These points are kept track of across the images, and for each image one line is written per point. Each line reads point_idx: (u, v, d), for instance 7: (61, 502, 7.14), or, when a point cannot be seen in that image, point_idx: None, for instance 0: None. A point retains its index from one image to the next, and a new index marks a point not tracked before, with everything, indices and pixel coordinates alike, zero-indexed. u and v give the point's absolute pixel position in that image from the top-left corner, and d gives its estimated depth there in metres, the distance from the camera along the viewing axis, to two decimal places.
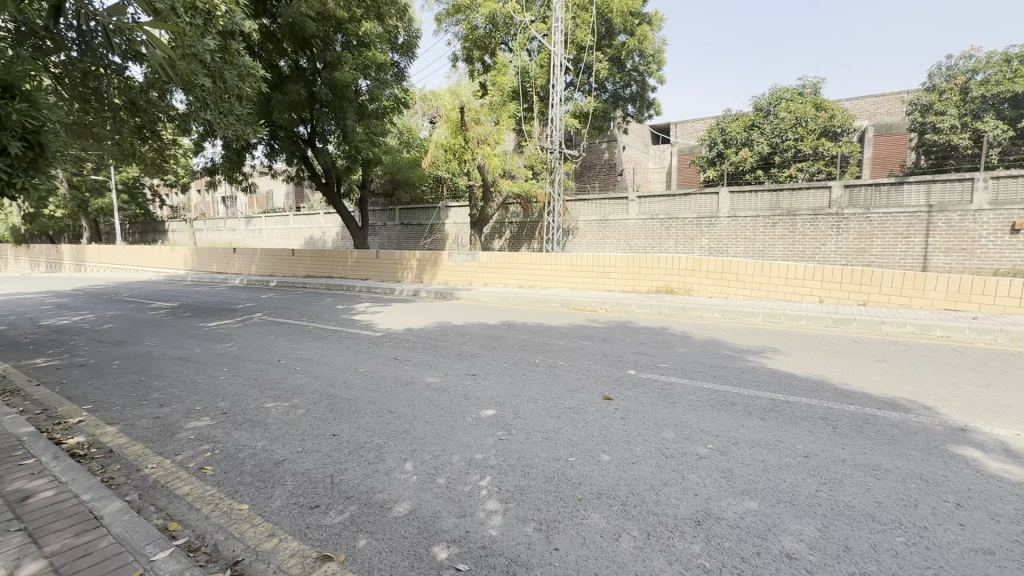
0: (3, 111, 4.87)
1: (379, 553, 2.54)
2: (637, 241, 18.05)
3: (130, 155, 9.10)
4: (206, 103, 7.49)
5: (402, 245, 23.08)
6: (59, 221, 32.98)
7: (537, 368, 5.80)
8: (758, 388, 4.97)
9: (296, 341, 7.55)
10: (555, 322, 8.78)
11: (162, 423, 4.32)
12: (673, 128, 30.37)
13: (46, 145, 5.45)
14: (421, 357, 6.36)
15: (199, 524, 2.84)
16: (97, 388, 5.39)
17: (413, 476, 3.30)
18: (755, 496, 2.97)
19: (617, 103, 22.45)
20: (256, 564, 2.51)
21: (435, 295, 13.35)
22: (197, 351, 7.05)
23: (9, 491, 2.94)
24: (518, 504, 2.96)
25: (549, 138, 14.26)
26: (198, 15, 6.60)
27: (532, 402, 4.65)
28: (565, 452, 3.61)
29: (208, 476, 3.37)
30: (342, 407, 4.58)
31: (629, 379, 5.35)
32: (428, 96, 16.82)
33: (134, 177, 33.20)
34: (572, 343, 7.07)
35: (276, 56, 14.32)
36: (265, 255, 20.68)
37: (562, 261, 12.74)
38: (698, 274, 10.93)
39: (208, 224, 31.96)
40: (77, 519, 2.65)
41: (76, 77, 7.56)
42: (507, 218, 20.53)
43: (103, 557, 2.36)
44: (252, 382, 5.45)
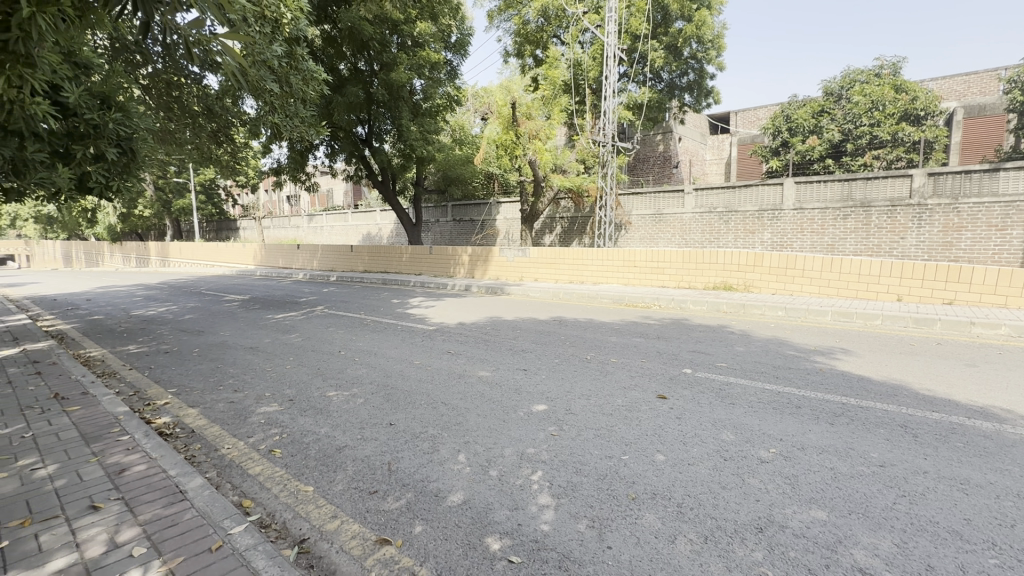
0: (103, 121, 5.44)
1: (434, 540, 2.62)
2: (693, 236, 17.42)
3: (207, 158, 9.83)
4: (273, 106, 7.98)
5: (454, 241, 23.56)
6: (147, 220, 36.11)
7: (589, 364, 5.74)
8: (827, 391, 4.67)
9: (355, 334, 7.88)
10: (607, 319, 8.65)
11: (236, 406, 4.65)
12: (733, 117, 28.98)
13: (137, 152, 5.99)
14: (473, 352, 6.45)
15: (270, 502, 3.04)
16: (180, 372, 5.88)
17: (466, 467, 3.37)
18: (823, 505, 2.81)
19: (673, 93, 21.78)
20: (321, 543, 2.64)
21: (486, 291, 13.52)
22: (265, 341, 7.53)
23: (109, 463, 3.27)
24: (571, 500, 2.95)
25: (601, 132, 13.99)
26: (267, 24, 6.97)
27: (584, 398, 4.61)
28: (618, 449, 3.56)
29: (277, 458, 3.59)
30: (399, 398, 4.74)
31: (684, 377, 5.20)
32: (480, 94, 17.01)
33: (210, 179, 35.76)
34: (624, 340, 6.94)
35: (336, 59, 15.00)
36: (326, 251, 21.72)
37: (616, 257, 12.54)
38: (760, 269, 10.42)
39: (275, 222, 33.92)
40: (164, 492, 2.91)
41: (161, 87, 8.22)
42: (557, 214, 20.41)
43: (187, 528, 2.57)
44: (315, 371, 5.75)
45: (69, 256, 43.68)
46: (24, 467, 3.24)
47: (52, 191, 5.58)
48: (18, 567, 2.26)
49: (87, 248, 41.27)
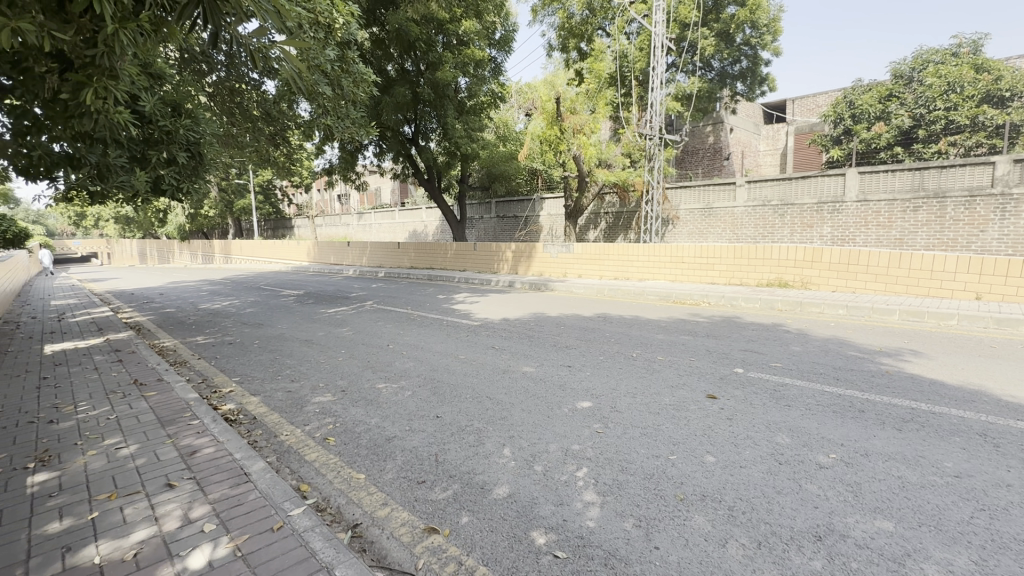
0: (174, 127, 5.87)
1: (481, 531, 2.66)
2: (745, 231, 16.75)
3: (266, 160, 10.39)
4: (326, 108, 8.33)
5: (498, 237, 23.73)
6: (212, 220, 38.50)
7: (634, 362, 5.64)
8: (893, 395, 4.38)
9: (402, 328, 8.10)
10: (653, 316, 8.46)
11: (293, 395, 4.90)
12: (790, 104, 27.50)
13: (204, 156, 6.41)
14: (518, 347, 6.48)
15: (325, 487, 3.18)
16: (243, 363, 6.25)
17: (512, 461, 3.40)
18: (889, 516, 2.64)
19: (724, 82, 21.01)
20: (372, 528, 2.74)
21: (530, 287, 13.55)
22: (319, 334, 7.88)
23: (182, 445, 3.52)
24: (617, 499, 2.91)
25: (648, 124, 13.66)
26: (320, 29, 7.24)
27: (630, 396, 4.55)
28: (665, 449, 3.49)
29: (331, 446, 3.75)
30: (445, 392, 4.84)
31: (735, 377, 5.02)
32: (524, 90, 17.02)
33: (268, 180, 37.63)
34: (671, 338, 6.76)
35: (384, 60, 15.39)
36: (375, 248, 22.42)
37: (662, 253, 12.25)
38: (819, 265, 9.86)
39: (327, 220, 35.29)
40: (231, 474, 3.11)
41: (224, 94, 8.72)
42: (602, 209, 20.12)
43: (251, 508, 2.73)
44: (366, 364, 5.97)
45: (144, 253, 47.23)
46: (110, 445, 3.55)
47: (130, 194, 6.05)
48: (107, 536, 2.49)
49: (160, 246, 44.52)
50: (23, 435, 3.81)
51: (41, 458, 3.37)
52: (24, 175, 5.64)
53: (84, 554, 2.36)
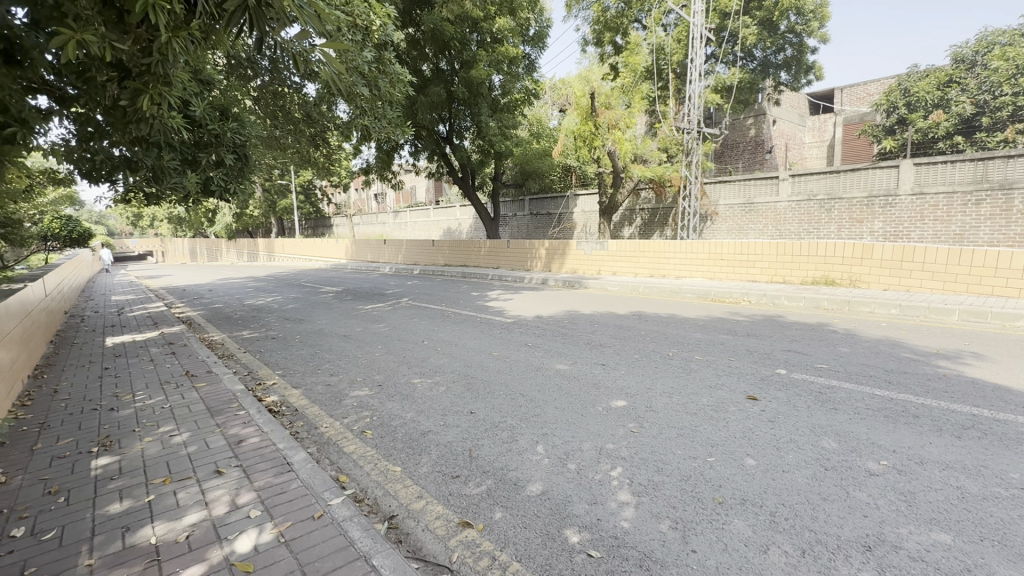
0: (223, 130, 6.16)
1: (514, 527, 2.67)
2: (789, 227, 16.12)
3: (308, 160, 10.73)
4: (364, 109, 8.53)
5: (532, 235, 23.69)
6: (256, 219, 40.06)
7: (671, 361, 5.53)
8: (952, 400, 4.12)
9: (436, 325, 8.20)
10: (691, 314, 8.25)
11: (332, 389, 5.06)
12: (838, 94, 26.27)
13: (249, 158, 6.66)
14: (551, 345, 6.46)
15: (363, 479, 3.27)
16: (285, 356, 6.50)
17: (545, 459, 3.39)
18: (947, 528, 2.49)
19: (766, 72, 20.35)
20: (408, 520, 2.79)
21: (563, 284, 13.47)
22: (357, 330, 8.08)
23: (230, 435, 3.69)
24: (652, 499, 2.86)
25: (686, 118, 13.31)
26: (358, 32, 7.40)
27: (666, 396, 4.45)
28: (703, 451, 3.40)
29: (368, 439, 3.85)
30: (479, 388, 4.88)
31: (778, 378, 4.83)
32: (559, 85, 16.96)
33: (308, 180, 38.82)
34: (710, 337, 6.58)
35: (420, 61, 15.58)
36: (410, 245, 22.80)
37: (700, 249, 11.94)
38: (869, 263, 9.36)
39: (365, 218, 36.12)
40: (274, 463, 3.24)
41: (268, 98, 9.04)
42: (637, 205, 19.79)
43: (294, 496, 2.84)
44: (401, 359, 6.08)
45: (195, 252, 49.71)
46: (164, 433, 3.76)
47: (183, 194, 6.37)
48: (162, 518, 2.64)
49: (209, 244, 46.76)
50: (88, 421, 4.08)
51: (104, 443, 3.60)
52: (88, 178, 6.04)
53: (141, 534, 2.51)
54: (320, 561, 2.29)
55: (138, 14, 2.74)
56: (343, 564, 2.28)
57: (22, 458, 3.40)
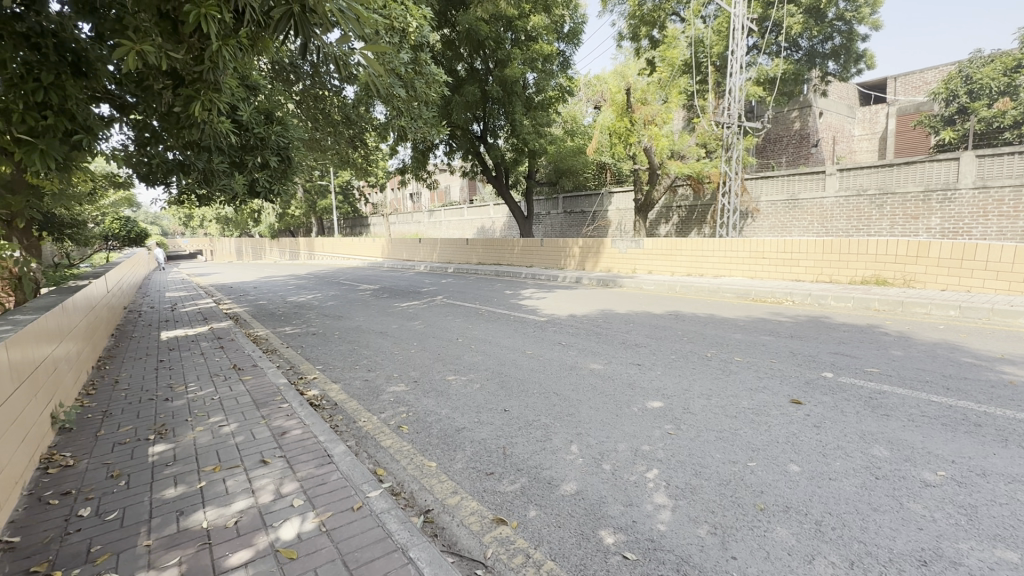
0: (268, 133, 6.37)
1: (548, 526, 2.67)
2: (836, 224, 15.42)
3: (347, 161, 11.05)
4: (401, 111, 8.71)
5: (565, 233, 23.55)
6: (297, 219, 41.42)
7: (709, 362, 5.39)
8: (1019, 409, 3.84)
9: (470, 323, 8.27)
10: (730, 314, 8.02)
11: (370, 384, 5.19)
12: (891, 83, 24.91)
13: (292, 160, 6.87)
14: (585, 344, 6.41)
15: (399, 473, 3.33)
16: (325, 352, 6.70)
17: (579, 458, 3.37)
18: (1014, 545, 2.32)
19: (813, 62, 19.46)
20: (443, 515, 2.83)
21: (597, 283, 13.32)
22: (393, 327, 8.25)
23: (274, 426, 3.84)
24: (689, 503, 2.80)
25: (726, 112, 12.91)
26: (396, 34, 7.54)
27: (704, 397, 4.35)
28: (743, 455, 3.30)
29: (404, 434, 3.93)
30: (512, 386, 4.91)
31: (823, 382, 4.63)
32: (594, 82, 16.79)
33: (347, 181, 39.85)
34: (751, 338, 6.38)
35: (455, 61, 15.72)
36: (445, 244, 23.08)
37: (740, 247, 11.59)
38: (925, 261, 8.85)
39: (400, 218, 36.80)
40: (316, 455, 3.35)
41: (310, 101, 9.32)
42: (674, 202, 19.38)
43: (334, 487, 2.93)
44: (436, 356, 6.17)
45: (240, 251, 51.85)
46: (214, 423, 3.95)
47: (230, 195, 6.67)
48: (213, 504, 2.77)
49: (254, 244, 48.72)
50: (145, 410, 4.33)
51: (159, 431, 3.81)
52: (145, 180, 6.42)
53: (194, 518, 2.64)
54: (360, 551, 2.36)
55: (190, 24, 2.89)
56: (381, 555, 2.33)
57: (87, 443, 3.64)
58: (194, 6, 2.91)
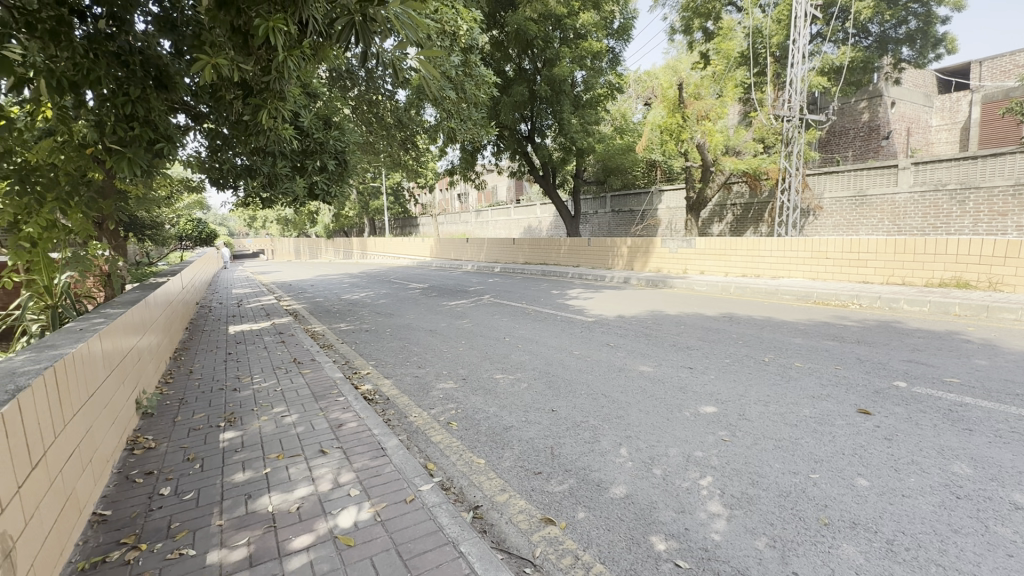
0: (327, 138, 6.65)
1: (597, 529, 2.64)
2: (909, 221, 14.33)
3: (399, 163, 11.40)
4: (451, 113, 8.87)
5: (613, 232, 23.17)
6: (351, 220, 43.05)
7: (766, 367, 5.16)
8: None
9: (517, 322, 8.32)
10: (790, 317, 7.62)
11: (420, 381, 5.33)
12: (975, 68, 22.85)
13: (348, 163, 7.12)
14: (634, 345, 6.29)
15: (449, 468, 3.40)
16: (377, 348, 6.94)
17: (629, 462, 3.32)
18: None
19: (885, 48, 18.16)
20: (492, 512, 2.87)
21: (646, 284, 13.04)
22: (442, 325, 8.42)
23: (332, 418, 4.03)
24: (746, 513, 2.69)
25: (786, 104, 12.28)
26: (447, 38, 7.67)
27: (761, 404, 4.16)
28: (805, 466, 3.14)
29: (453, 430, 4.00)
30: (560, 386, 4.89)
31: (895, 392, 4.31)
32: (644, 78, 16.43)
33: (398, 182, 41.03)
34: (813, 342, 6.04)
35: (503, 62, 15.83)
36: (492, 243, 23.30)
37: (800, 247, 11.00)
38: (1015, 262, 8.09)
39: (449, 218, 37.46)
40: (371, 447, 3.48)
41: (365, 107, 9.67)
42: (728, 200, 18.66)
43: (387, 479, 3.03)
44: (484, 355, 6.24)
45: (297, 250, 54.52)
46: (277, 413, 4.19)
47: (291, 198, 7.03)
48: (277, 489, 2.94)
49: (311, 243, 51.06)
50: (217, 398, 4.65)
51: (229, 419, 4.08)
52: (216, 184, 6.89)
53: (261, 502, 2.82)
54: (413, 542, 2.43)
55: (260, 37, 3.08)
56: (433, 548, 2.39)
57: (167, 428, 3.96)
58: (263, 21, 3.10)
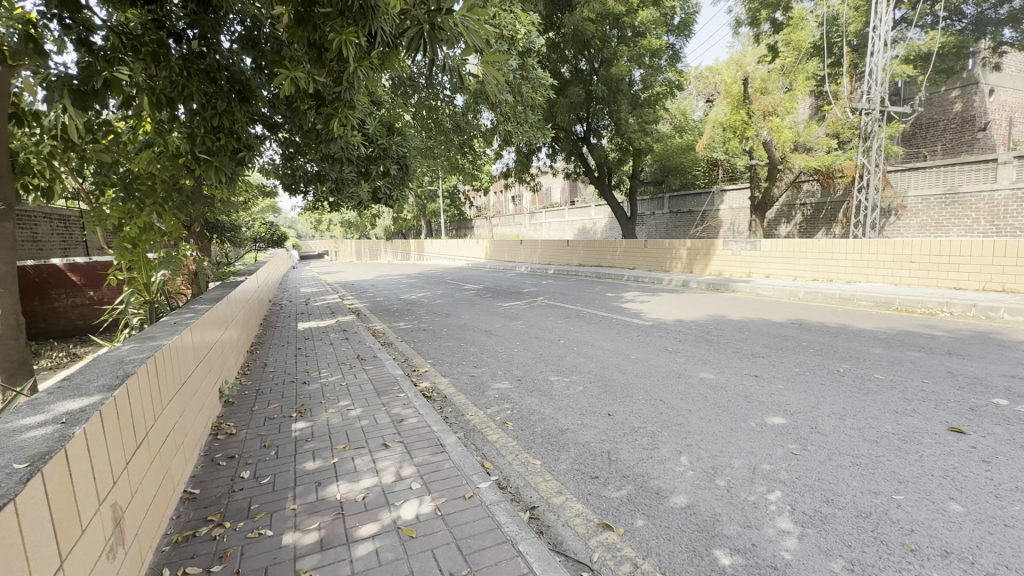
0: (390, 143, 6.92)
1: (657, 538, 2.58)
2: (1011, 221, 12.90)
3: (457, 166, 11.67)
4: (508, 116, 8.98)
5: (671, 234, 22.49)
6: (409, 222, 44.48)
7: (841, 378, 4.82)
8: None
9: (572, 324, 8.27)
10: (868, 325, 7.08)
11: (476, 380, 5.42)
12: None
13: (409, 167, 7.38)
14: (694, 351, 6.07)
15: (505, 467, 3.44)
16: (434, 347, 7.12)
17: (690, 471, 3.21)
18: None
19: (982, 32, 16.51)
20: (548, 514, 2.87)
21: (707, 287, 12.58)
22: (497, 325, 8.51)
23: (394, 413, 4.18)
24: (820, 532, 2.54)
25: (865, 96, 11.41)
26: (504, 42, 7.75)
27: (836, 418, 3.89)
28: (887, 486, 2.90)
29: (509, 430, 4.04)
30: (616, 390, 4.81)
31: (994, 410, 3.89)
32: (706, 74, 15.87)
33: (454, 186, 41.92)
34: (895, 353, 5.57)
35: (559, 63, 15.79)
36: (545, 245, 23.28)
37: (880, 249, 10.19)
38: None
39: (503, 220, 37.81)
40: (431, 442, 3.58)
41: (425, 113, 9.97)
42: (797, 199, 17.62)
43: (446, 475, 3.11)
44: (538, 356, 6.25)
45: (359, 252, 57.14)
46: (343, 406, 4.41)
47: (357, 202, 7.37)
48: (344, 479, 3.09)
49: (372, 245, 53.16)
50: (289, 390, 4.97)
51: (300, 410, 4.34)
52: (289, 189, 7.35)
53: (329, 490, 2.98)
54: (472, 539, 2.47)
55: (334, 50, 3.26)
56: (492, 544, 2.43)
57: (246, 416, 4.27)
58: (336, 36, 3.29)
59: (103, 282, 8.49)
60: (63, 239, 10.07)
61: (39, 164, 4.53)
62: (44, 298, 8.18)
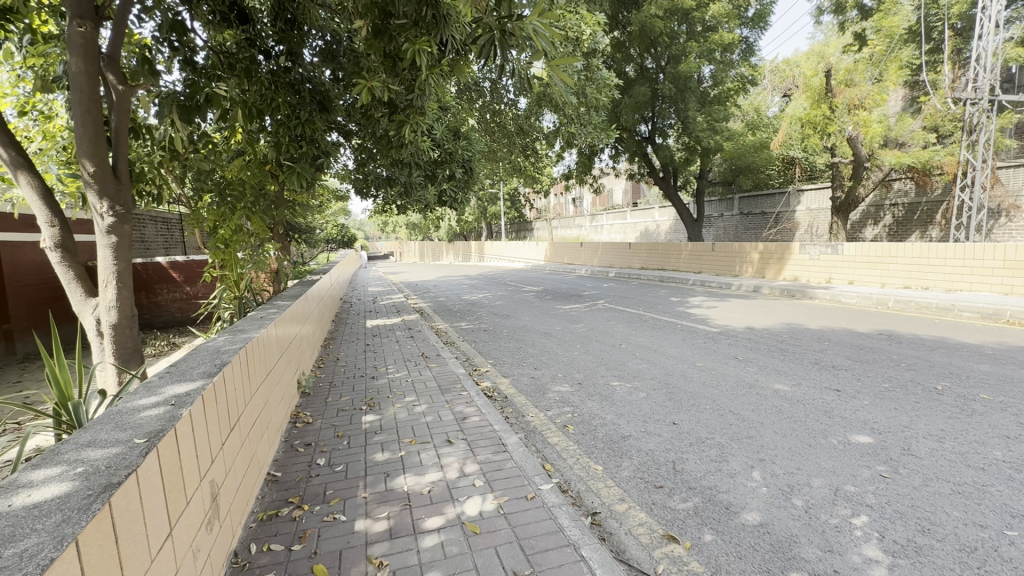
0: (456, 147, 7.11)
1: (726, 555, 2.47)
2: None
3: (520, 168, 11.74)
4: (571, 117, 8.93)
5: (740, 237, 21.38)
6: (470, 224, 45.35)
7: (939, 396, 4.36)
8: None
9: (635, 329, 8.08)
10: (973, 339, 6.36)
11: (536, 382, 5.43)
12: None
13: (474, 170, 7.54)
14: (767, 361, 5.74)
15: (566, 471, 3.42)
16: (495, 348, 7.21)
17: (763, 487, 3.04)
18: None
19: None
20: (611, 521, 2.82)
21: (781, 293, 11.85)
22: (557, 328, 8.49)
23: (457, 411, 4.29)
24: (913, 564, 2.32)
25: (970, 84, 10.28)
26: (569, 44, 7.72)
27: (933, 440, 3.53)
28: (996, 520, 2.59)
29: (570, 434, 4.01)
30: (682, 398, 4.64)
31: None
32: (783, 68, 14.97)
33: (515, 188, 42.27)
34: (1007, 371, 4.96)
35: (624, 62, 15.49)
36: (606, 248, 22.91)
37: (989, 254, 9.13)
38: None
39: (564, 222, 37.60)
40: (493, 441, 3.64)
41: (489, 116, 10.13)
42: (886, 199, 16.18)
43: (508, 475, 3.14)
44: (599, 360, 6.16)
45: (423, 253, 59.08)
46: (409, 402, 4.57)
47: (423, 204, 7.63)
48: (410, 472, 3.21)
49: (434, 247, 54.79)
50: (358, 384, 5.23)
51: (369, 404, 4.56)
52: (361, 192, 7.73)
53: (397, 481, 3.10)
54: (534, 539, 2.49)
55: (408, 60, 3.41)
56: (554, 547, 2.43)
57: (321, 406, 4.54)
58: (411, 45, 3.43)
59: (198, 279, 9.44)
60: (166, 239, 11.20)
61: (151, 171, 5.08)
62: (150, 292, 9.07)
